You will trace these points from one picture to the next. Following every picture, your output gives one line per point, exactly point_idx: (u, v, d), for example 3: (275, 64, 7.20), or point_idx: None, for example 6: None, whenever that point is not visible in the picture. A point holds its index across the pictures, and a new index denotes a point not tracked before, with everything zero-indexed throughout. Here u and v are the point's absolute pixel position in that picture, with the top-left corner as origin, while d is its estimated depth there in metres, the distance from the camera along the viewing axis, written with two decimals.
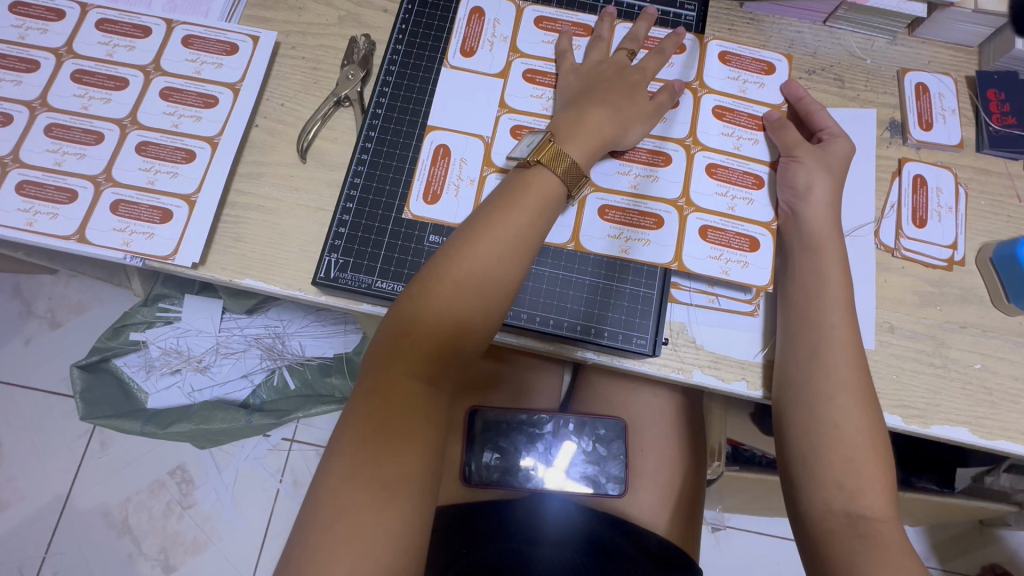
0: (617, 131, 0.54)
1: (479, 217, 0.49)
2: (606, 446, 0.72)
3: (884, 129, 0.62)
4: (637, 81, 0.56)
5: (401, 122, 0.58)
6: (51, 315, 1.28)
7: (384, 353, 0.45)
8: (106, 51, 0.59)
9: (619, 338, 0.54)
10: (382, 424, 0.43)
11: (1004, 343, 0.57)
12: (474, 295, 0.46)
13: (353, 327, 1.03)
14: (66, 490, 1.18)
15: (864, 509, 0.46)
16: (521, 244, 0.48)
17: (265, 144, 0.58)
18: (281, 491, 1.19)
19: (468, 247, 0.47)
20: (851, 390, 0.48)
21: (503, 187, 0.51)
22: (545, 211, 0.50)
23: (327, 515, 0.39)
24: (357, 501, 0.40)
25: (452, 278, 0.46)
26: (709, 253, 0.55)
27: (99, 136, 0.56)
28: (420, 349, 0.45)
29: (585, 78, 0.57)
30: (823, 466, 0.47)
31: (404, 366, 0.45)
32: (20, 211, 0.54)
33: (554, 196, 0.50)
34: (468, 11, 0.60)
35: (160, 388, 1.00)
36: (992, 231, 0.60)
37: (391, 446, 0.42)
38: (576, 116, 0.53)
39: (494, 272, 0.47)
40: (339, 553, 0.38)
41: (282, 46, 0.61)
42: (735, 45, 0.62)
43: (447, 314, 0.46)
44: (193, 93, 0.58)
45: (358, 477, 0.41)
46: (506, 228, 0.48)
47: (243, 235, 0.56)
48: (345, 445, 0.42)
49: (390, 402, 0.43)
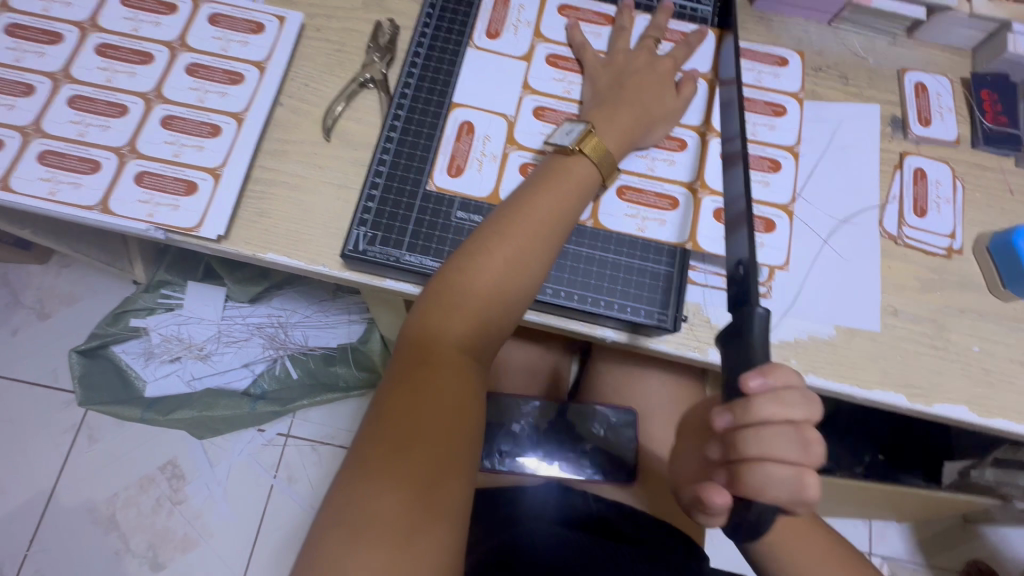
0: (645, 117, 0.57)
1: (516, 203, 0.50)
2: (616, 432, 0.73)
3: (886, 125, 0.65)
4: (666, 72, 0.59)
5: (428, 101, 0.59)
6: (41, 305, 1.25)
7: (421, 330, 0.46)
8: (131, 26, 0.59)
9: (641, 314, 0.55)
10: (417, 401, 0.42)
11: (999, 327, 0.60)
12: (511, 276, 0.47)
13: (357, 317, 1.02)
14: (52, 483, 1.15)
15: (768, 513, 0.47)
16: (555, 232, 0.50)
17: (290, 122, 0.59)
18: (275, 486, 1.17)
19: (506, 228, 0.49)
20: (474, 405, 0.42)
21: (538, 173, 0.52)
22: (579, 198, 0.51)
23: (362, 489, 0.39)
24: (397, 487, 0.39)
25: (493, 260, 0.47)
26: (724, 235, 0.57)
27: (123, 109, 0.56)
28: (457, 328, 0.46)
29: (614, 68, 0.59)
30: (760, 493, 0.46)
31: (440, 344, 0.45)
32: (41, 180, 0.54)
33: (587, 185, 0.52)
34: None
35: (159, 376, 0.99)
36: (987, 222, 0.63)
37: (428, 432, 0.42)
38: (609, 114, 0.55)
39: (531, 257, 0.48)
40: (375, 525, 0.38)
41: (308, 28, 0.62)
42: (747, 42, 0.66)
43: (486, 296, 0.47)
44: (219, 70, 0.58)
45: (393, 452, 0.40)
46: (542, 214, 0.49)
47: (266, 211, 0.56)
48: (379, 419, 0.42)
49: (426, 388, 0.43)
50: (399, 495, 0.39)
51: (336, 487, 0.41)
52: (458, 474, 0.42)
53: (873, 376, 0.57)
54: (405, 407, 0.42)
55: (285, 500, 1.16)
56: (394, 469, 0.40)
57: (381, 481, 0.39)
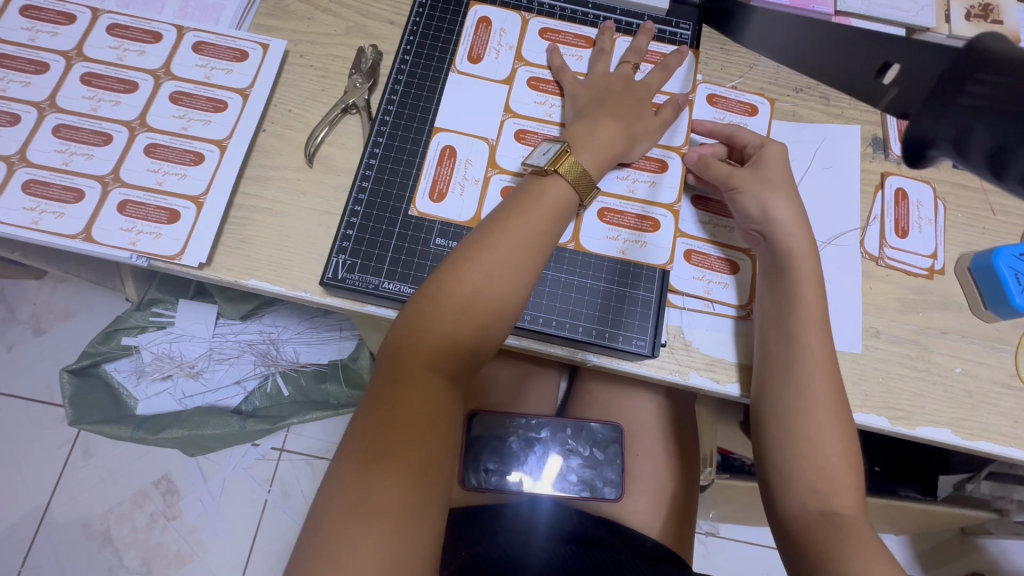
0: (627, 143, 0.57)
1: (495, 221, 0.51)
2: (603, 451, 0.73)
3: (867, 145, 0.66)
4: (643, 97, 0.59)
5: (409, 128, 0.59)
6: (35, 321, 1.26)
7: (399, 349, 0.46)
8: (117, 55, 0.60)
9: (621, 340, 0.55)
10: (395, 419, 0.43)
11: (982, 348, 0.60)
12: (491, 295, 0.48)
13: (348, 333, 1.02)
14: (45, 500, 1.15)
15: (839, 509, 0.47)
16: (534, 249, 0.50)
17: (272, 148, 0.59)
18: (269, 502, 1.17)
19: (484, 247, 0.49)
20: (825, 405, 0.50)
21: (517, 192, 0.53)
22: (557, 217, 0.52)
23: (345, 505, 0.39)
24: (381, 506, 0.39)
25: (473, 279, 0.48)
26: (693, 274, 0.59)
27: (108, 137, 0.57)
28: (436, 347, 0.46)
29: (594, 90, 0.59)
30: (796, 472, 0.49)
31: (420, 363, 0.45)
32: (25, 210, 0.54)
33: (566, 205, 0.52)
34: (476, 21, 0.63)
35: (151, 394, 1.00)
36: (968, 242, 0.63)
37: (408, 450, 0.42)
38: (590, 127, 0.56)
39: (510, 275, 0.49)
40: (352, 538, 0.38)
41: (291, 55, 0.63)
42: (723, 89, 0.66)
43: (465, 316, 0.47)
44: (203, 98, 0.59)
45: (371, 469, 0.40)
46: (521, 232, 0.50)
47: (249, 237, 0.56)
48: (356, 437, 0.42)
49: (405, 407, 0.43)
50: (378, 512, 0.39)
51: (316, 508, 0.40)
52: (437, 489, 0.42)
53: (854, 399, 0.57)
54: (385, 425, 0.42)
55: (278, 515, 1.16)
56: (372, 486, 0.40)
57: (360, 497, 0.39)
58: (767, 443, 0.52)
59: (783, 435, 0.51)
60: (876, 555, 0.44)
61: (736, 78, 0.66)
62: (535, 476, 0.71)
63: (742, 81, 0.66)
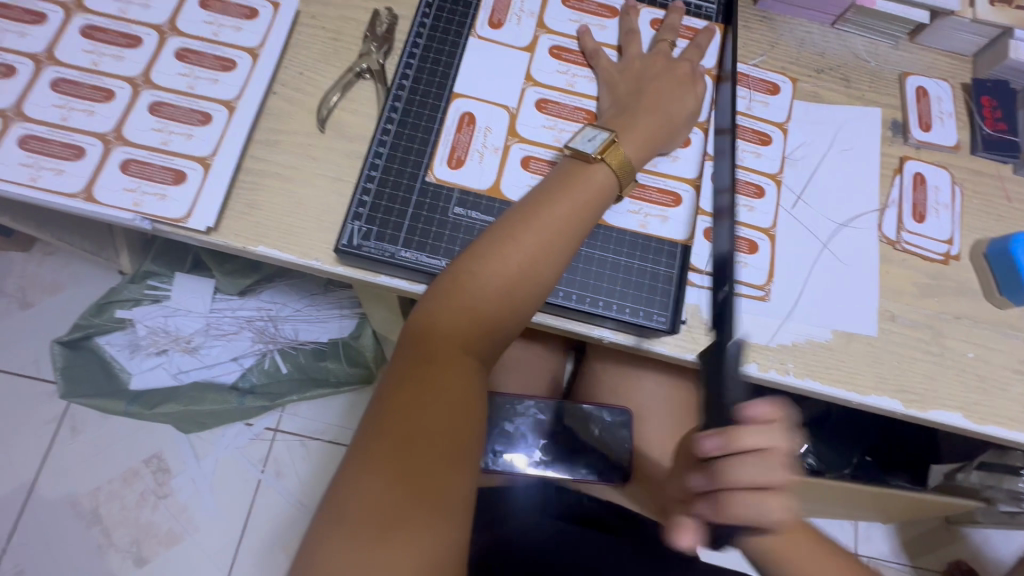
0: (662, 119, 0.55)
1: (531, 203, 0.49)
2: (612, 434, 0.70)
3: (887, 128, 0.65)
4: (685, 74, 0.59)
5: (426, 93, 0.57)
6: (22, 294, 1.22)
7: (419, 337, 0.45)
8: (120, 8, 0.57)
9: (641, 315, 0.54)
10: (412, 412, 0.41)
11: (994, 334, 0.60)
12: (522, 280, 0.46)
13: (349, 312, 1.00)
14: (31, 476, 1.12)
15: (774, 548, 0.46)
16: (571, 234, 0.49)
17: (283, 112, 0.57)
18: (263, 482, 1.16)
19: (519, 231, 0.47)
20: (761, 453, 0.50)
21: (554, 179, 0.51)
22: (595, 207, 0.50)
23: (362, 485, 0.38)
24: (401, 489, 0.38)
25: (506, 259, 0.46)
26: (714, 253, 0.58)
27: (110, 94, 0.54)
28: (458, 335, 0.45)
29: (630, 75, 0.58)
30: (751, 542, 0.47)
31: (441, 352, 0.44)
32: (22, 166, 0.52)
33: (606, 193, 0.51)
34: None
35: (145, 368, 0.97)
36: (984, 228, 0.63)
37: (432, 434, 0.40)
38: (623, 115, 0.55)
39: (543, 259, 0.47)
40: (371, 523, 0.37)
41: (303, 15, 0.61)
42: (745, 66, 0.65)
43: (497, 299, 0.46)
44: (210, 56, 0.57)
45: (382, 464, 0.39)
46: (557, 214, 0.48)
47: (258, 203, 0.54)
48: (378, 417, 0.41)
49: (431, 389, 0.42)
50: (384, 504, 0.37)
51: (333, 487, 0.39)
52: (459, 476, 0.41)
53: (868, 381, 0.57)
54: (409, 407, 0.41)
55: (272, 495, 1.15)
56: (382, 485, 0.38)
57: (380, 478, 0.38)
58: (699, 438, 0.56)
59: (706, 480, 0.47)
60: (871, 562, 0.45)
61: (759, 56, 0.66)
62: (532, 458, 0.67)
63: (765, 59, 0.65)
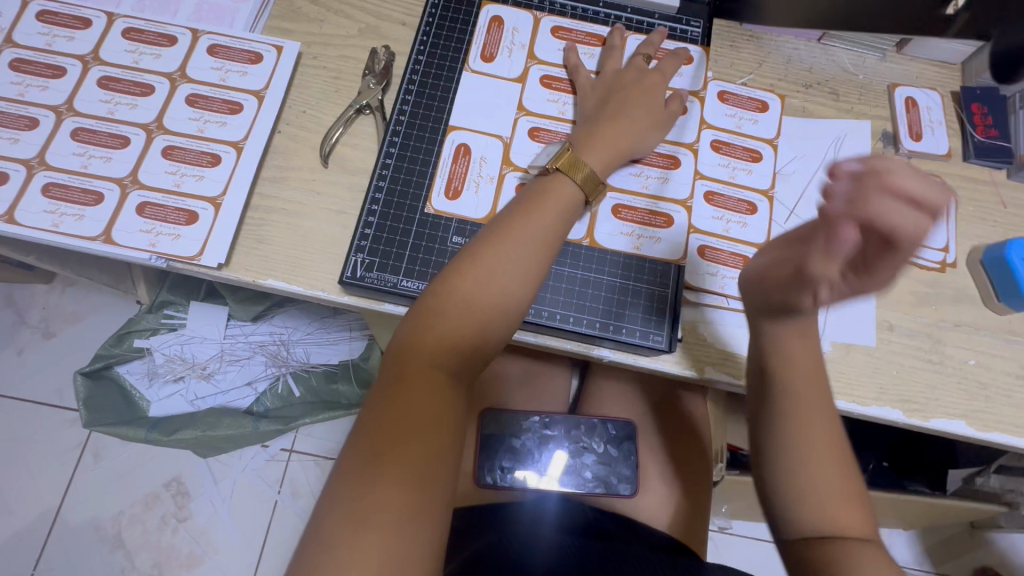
0: (636, 134, 0.57)
1: (501, 220, 0.51)
2: (616, 447, 0.73)
3: (877, 140, 0.66)
4: (655, 86, 0.60)
5: (423, 127, 0.60)
6: (44, 325, 1.26)
7: (399, 355, 0.46)
8: (133, 59, 0.60)
9: (637, 335, 0.55)
10: (392, 426, 0.42)
11: (995, 340, 0.60)
12: (493, 293, 0.48)
13: (358, 334, 1.03)
14: (57, 503, 1.15)
15: (842, 527, 0.42)
16: (539, 245, 0.50)
17: (288, 150, 0.60)
18: (279, 503, 1.18)
19: (488, 247, 0.49)
20: (816, 391, 0.47)
21: (522, 196, 0.53)
22: (562, 217, 0.52)
23: (354, 493, 0.40)
24: (386, 497, 0.40)
25: (474, 275, 0.48)
26: (708, 270, 0.59)
27: (126, 140, 0.57)
28: (436, 351, 0.46)
29: (603, 90, 0.60)
30: (805, 503, 0.44)
31: (421, 368, 0.45)
32: (45, 213, 0.55)
33: (573, 203, 0.53)
34: (488, 19, 0.64)
35: (163, 396, 1.00)
36: (981, 235, 0.64)
37: (415, 443, 0.42)
38: (593, 132, 0.56)
39: (512, 270, 0.49)
40: (360, 526, 0.38)
41: (304, 57, 0.63)
42: (736, 87, 0.66)
43: (468, 315, 0.47)
44: (218, 100, 0.60)
45: (364, 475, 0.40)
46: (526, 228, 0.50)
47: (266, 238, 0.57)
48: (365, 431, 0.43)
49: (413, 403, 0.44)
50: (368, 505, 0.39)
51: (325, 497, 0.41)
52: (441, 483, 0.43)
53: (868, 392, 0.57)
54: (393, 420, 0.43)
55: (288, 515, 1.17)
56: (362, 493, 0.40)
57: (371, 487, 0.40)
58: (776, 400, 0.47)
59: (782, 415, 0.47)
60: None
61: (747, 74, 0.67)
62: (541, 472, 0.71)
63: (752, 77, 0.67)
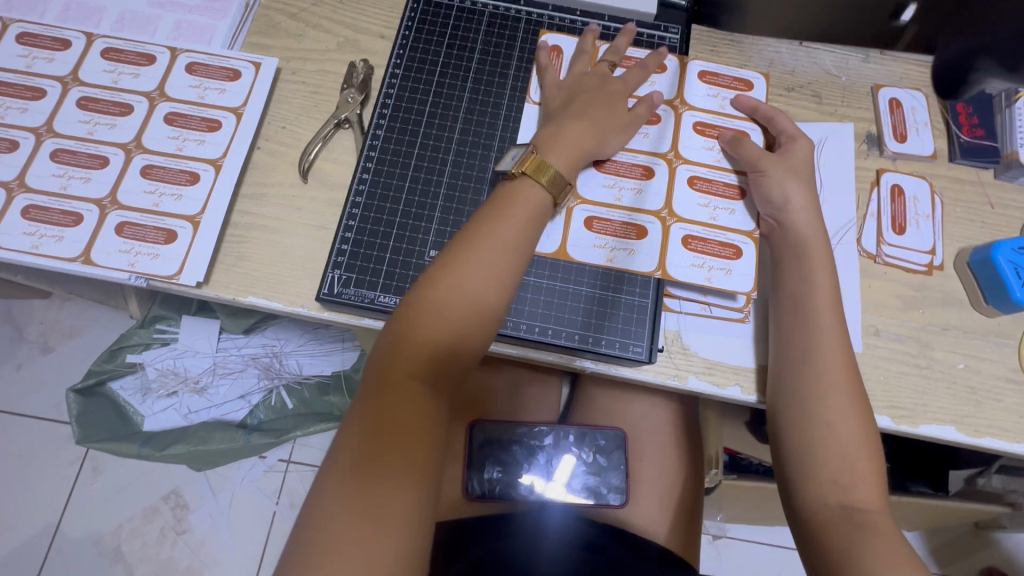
0: (596, 141, 0.57)
1: (472, 227, 0.51)
2: (606, 456, 0.72)
3: (861, 142, 0.66)
4: (618, 93, 0.59)
5: (400, 141, 0.60)
6: (42, 340, 1.27)
7: (379, 360, 0.46)
8: (112, 79, 0.61)
9: (617, 346, 0.55)
10: (372, 438, 0.42)
11: (985, 344, 0.59)
12: (473, 300, 0.48)
13: (350, 345, 1.03)
14: (56, 518, 1.16)
15: (859, 503, 0.47)
16: (512, 247, 0.50)
17: (267, 166, 0.60)
18: (277, 513, 1.18)
19: (463, 254, 0.49)
20: (844, 390, 0.50)
21: (492, 200, 0.52)
22: (533, 219, 0.52)
23: (333, 505, 0.39)
24: (364, 512, 0.39)
25: (453, 286, 0.48)
26: (693, 262, 0.58)
27: (105, 160, 0.58)
28: (416, 362, 0.46)
29: (566, 93, 0.60)
30: (816, 464, 0.49)
31: (401, 378, 0.45)
32: (25, 235, 0.55)
33: (542, 205, 0.53)
34: (548, 48, 0.64)
35: (156, 410, 1.00)
36: (968, 236, 0.63)
37: (393, 454, 0.42)
38: (554, 130, 0.56)
39: (486, 276, 0.49)
40: (344, 539, 0.38)
41: (283, 72, 0.64)
42: (716, 66, 0.65)
43: (450, 325, 0.47)
44: (197, 118, 0.60)
45: (345, 487, 0.40)
46: (497, 233, 0.50)
47: (246, 254, 0.57)
48: (346, 443, 0.42)
49: (394, 414, 0.43)
50: (346, 517, 0.39)
51: (307, 510, 0.40)
52: (423, 494, 0.42)
53: None
54: (374, 430, 0.42)
55: (286, 526, 1.17)
56: (358, 498, 0.40)
57: (350, 499, 0.40)
58: (792, 392, 0.52)
59: (809, 389, 0.51)
60: (892, 550, 0.44)
61: None
62: (548, 477, 0.71)
63: None
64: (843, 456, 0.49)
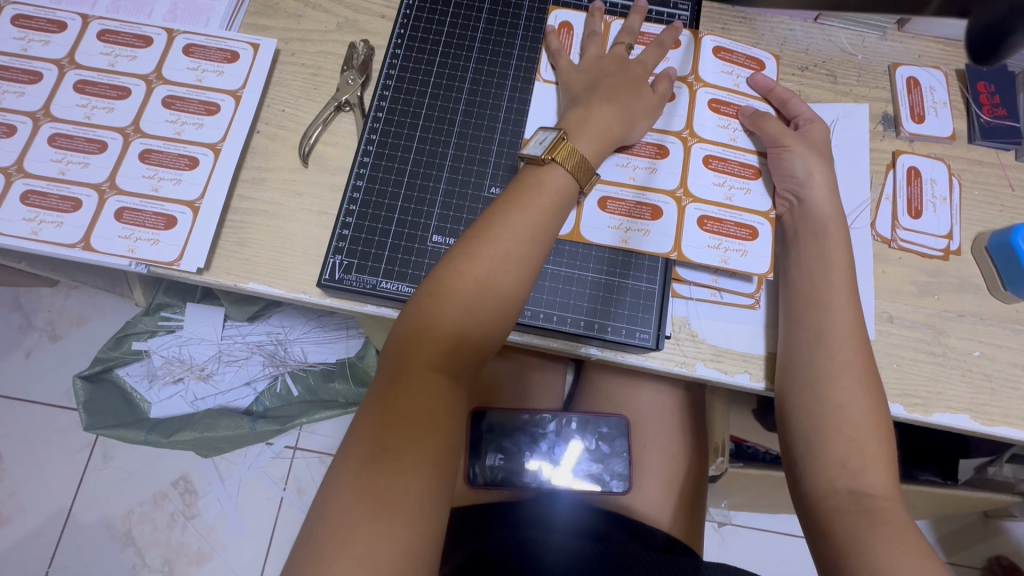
0: (625, 129, 0.55)
1: (492, 214, 0.49)
2: (609, 444, 0.72)
3: (876, 123, 0.64)
4: (639, 75, 0.57)
5: (402, 122, 0.59)
6: (50, 328, 1.28)
7: (396, 351, 0.45)
8: (109, 61, 0.59)
9: (623, 333, 0.54)
10: (388, 429, 0.41)
11: (1002, 330, 0.58)
12: (492, 290, 0.47)
13: (355, 332, 1.04)
14: (68, 502, 1.17)
15: (868, 489, 0.46)
16: (533, 237, 0.49)
17: (267, 150, 0.59)
18: (285, 499, 1.19)
19: (482, 242, 0.48)
20: (856, 372, 0.49)
21: (511, 188, 0.51)
22: (555, 208, 0.50)
23: (349, 496, 0.39)
24: (377, 505, 0.38)
25: (474, 275, 0.46)
26: (708, 243, 0.56)
27: (103, 145, 0.57)
28: (433, 353, 0.45)
29: (586, 75, 0.58)
30: (826, 448, 0.48)
31: (418, 370, 0.44)
32: (25, 221, 0.54)
33: (564, 193, 0.51)
34: (557, 24, 0.63)
35: (163, 397, 1.00)
36: (986, 220, 0.61)
37: (409, 446, 0.41)
38: (584, 116, 0.54)
39: (506, 266, 0.47)
40: (352, 536, 0.37)
41: (282, 53, 0.62)
42: (729, 41, 0.63)
43: (467, 315, 0.46)
44: (195, 101, 0.59)
45: (361, 478, 0.39)
46: (518, 221, 0.48)
47: (247, 240, 0.56)
48: (362, 432, 0.42)
49: (410, 405, 0.42)
50: (360, 508, 0.38)
51: (320, 500, 0.40)
52: (438, 488, 0.41)
53: None
54: (391, 421, 0.42)
55: (294, 512, 1.17)
56: (370, 488, 0.39)
57: (365, 490, 0.39)
58: (803, 373, 0.50)
59: (821, 370, 0.50)
60: (903, 542, 0.43)
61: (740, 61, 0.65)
62: (554, 463, 0.70)
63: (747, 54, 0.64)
64: (853, 441, 0.47)
